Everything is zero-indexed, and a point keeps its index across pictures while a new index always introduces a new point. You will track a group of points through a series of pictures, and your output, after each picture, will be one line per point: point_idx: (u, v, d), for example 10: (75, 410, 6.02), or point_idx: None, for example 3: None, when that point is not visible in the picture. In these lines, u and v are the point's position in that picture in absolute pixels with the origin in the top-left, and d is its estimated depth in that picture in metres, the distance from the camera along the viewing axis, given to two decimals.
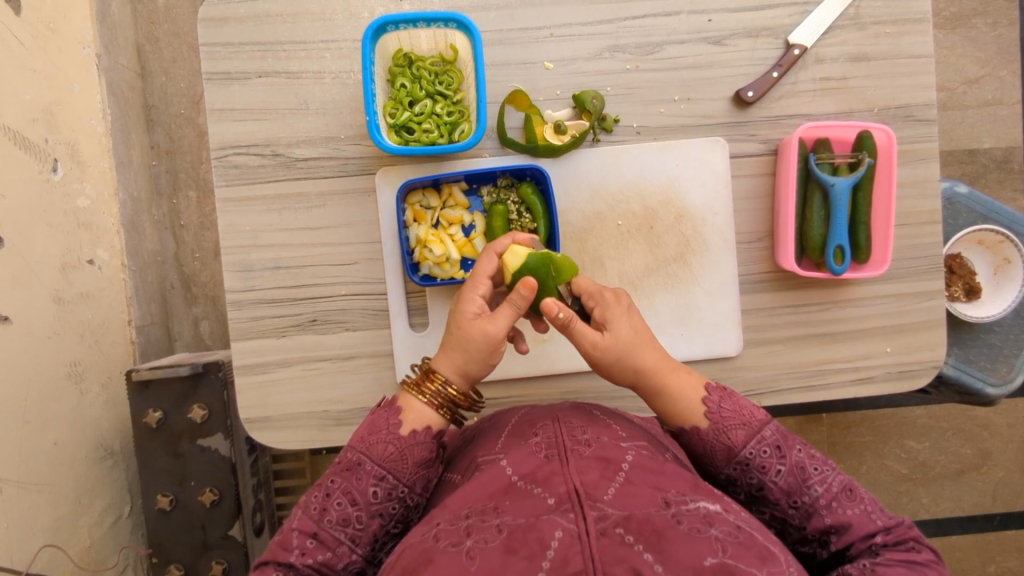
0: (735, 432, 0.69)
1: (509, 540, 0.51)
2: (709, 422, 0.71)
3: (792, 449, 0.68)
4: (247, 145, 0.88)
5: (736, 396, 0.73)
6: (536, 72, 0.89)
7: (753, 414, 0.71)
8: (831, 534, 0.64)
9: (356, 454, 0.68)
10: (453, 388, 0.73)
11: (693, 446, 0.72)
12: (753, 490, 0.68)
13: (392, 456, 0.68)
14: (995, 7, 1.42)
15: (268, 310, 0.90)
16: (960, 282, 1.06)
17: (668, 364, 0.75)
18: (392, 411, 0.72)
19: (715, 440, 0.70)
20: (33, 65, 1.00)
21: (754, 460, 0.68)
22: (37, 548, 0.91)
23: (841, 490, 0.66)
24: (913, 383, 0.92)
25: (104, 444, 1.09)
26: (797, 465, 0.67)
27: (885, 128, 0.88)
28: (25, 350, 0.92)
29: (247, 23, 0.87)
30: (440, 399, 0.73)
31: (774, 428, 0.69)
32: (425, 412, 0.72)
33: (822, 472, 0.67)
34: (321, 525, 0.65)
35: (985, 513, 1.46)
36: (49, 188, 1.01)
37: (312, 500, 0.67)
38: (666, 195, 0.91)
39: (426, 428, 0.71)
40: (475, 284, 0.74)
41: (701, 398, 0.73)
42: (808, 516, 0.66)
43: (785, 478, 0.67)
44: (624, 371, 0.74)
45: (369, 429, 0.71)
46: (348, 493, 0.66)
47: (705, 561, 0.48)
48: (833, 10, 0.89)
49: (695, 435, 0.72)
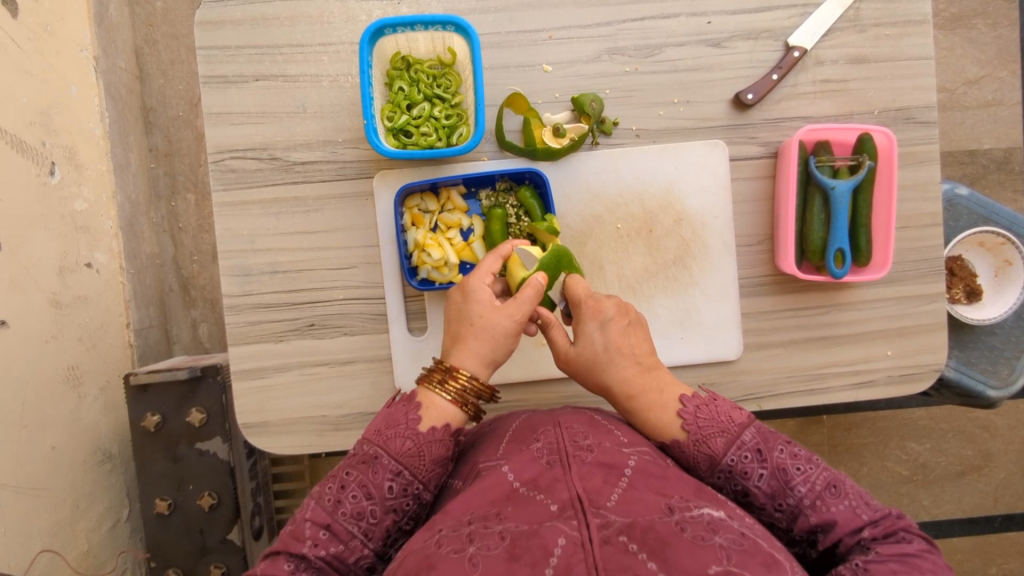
0: (713, 440, 0.69)
1: (512, 547, 0.50)
2: (687, 433, 0.71)
3: (772, 451, 0.67)
4: (244, 149, 0.88)
5: (712, 402, 0.72)
6: (535, 74, 0.89)
7: (730, 420, 0.70)
8: (818, 533, 0.64)
9: (374, 447, 0.68)
10: (477, 381, 0.71)
11: (678, 459, 0.72)
12: (739, 496, 0.68)
13: (410, 452, 0.67)
14: (995, 7, 1.42)
15: (266, 314, 0.89)
16: (961, 284, 1.06)
17: (640, 382, 0.74)
18: (412, 405, 0.71)
19: (696, 451, 0.70)
20: (31, 68, 1.00)
21: (736, 467, 0.67)
22: (35, 552, 0.90)
23: (825, 487, 0.65)
24: (914, 386, 0.92)
25: (102, 448, 1.08)
26: (778, 467, 0.67)
27: (886, 131, 0.87)
28: (22, 355, 0.92)
29: (243, 26, 0.87)
30: (463, 395, 0.71)
31: (753, 432, 0.69)
32: (447, 409, 0.71)
33: (805, 471, 0.66)
34: (335, 518, 0.64)
35: (986, 515, 1.46)
36: (47, 191, 1.01)
37: (326, 492, 0.66)
38: (665, 199, 0.91)
39: (445, 425, 0.70)
40: (485, 275, 0.76)
41: (677, 413, 0.72)
42: (794, 517, 0.65)
43: (767, 482, 0.66)
44: (592, 384, 0.76)
45: (387, 423, 0.70)
46: (364, 486, 0.66)
47: (709, 569, 0.47)
48: (833, 12, 0.89)
49: (676, 449, 0.71)
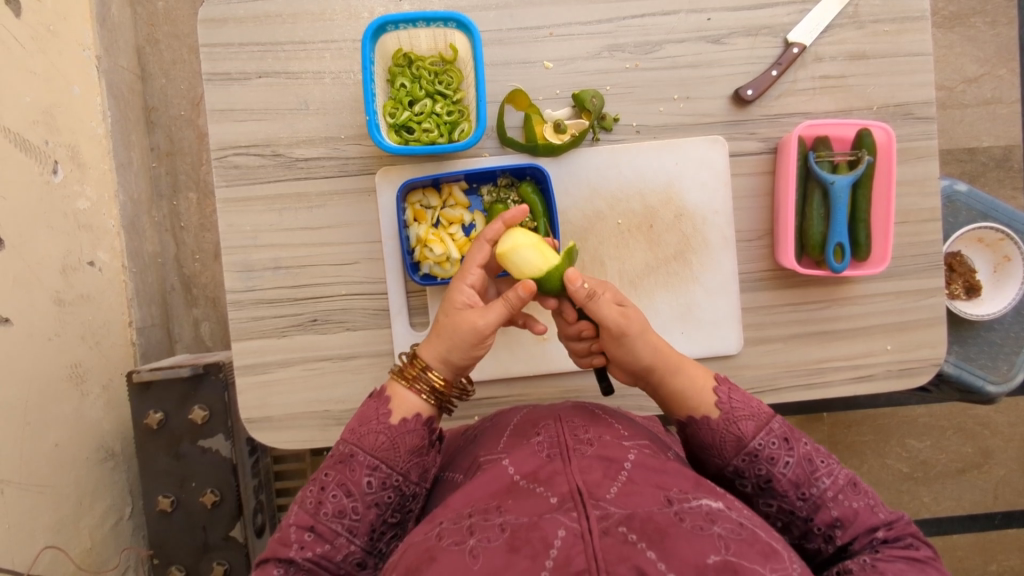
0: (744, 422, 0.68)
1: (512, 538, 0.51)
2: (720, 411, 0.70)
3: (799, 442, 0.67)
4: (246, 146, 0.88)
5: (744, 390, 0.72)
6: (536, 71, 0.90)
7: (760, 407, 0.70)
8: (836, 528, 0.64)
9: (348, 445, 0.68)
10: (435, 375, 0.72)
11: (701, 438, 0.70)
12: (760, 482, 0.66)
13: (383, 445, 0.67)
14: (994, 5, 1.43)
15: (268, 310, 0.90)
16: (960, 280, 1.06)
17: (676, 351, 0.75)
18: (382, 400, 0.71)
19: (724, 430, 0.69)
20: (34, 68, 1.01)
21: (764, 451, 0.66)
22: (39, 549, 0.91)
23: (846, 483, 0.65)
24: (913, 381, 0.93)
25: (105, 445, 1.09)
26: (805, 457, 0.66)
27: (885, 126, 0.88)
28: (26, 352, 0.92)
29: (246, 24, 0.87)
30: (423, 385, 0.71)
31: (782, 421, 0.68)
32: (411, 400, 0.71)
33: (829, 465, 0.66)
34: (317, 519, 0.65)
35: (986, 512, 1.46)
36: (50, 190, 1.01)
37: (307, 495, 0.66)
38: (666, 195, 0.92)
39: (415, 415, 0.70)
40: (465, 273, 0.74)
41: (712, 385, 0.72)
42: (815, 508, 0.65)
43: (793, 470, 0.66)
44: (645, 348, 0.73)
45: (360, 420, 0.70)
46: (343, 484, 0.66)
47: (708, 559, 0.48)
48: (832, 9, 0.89)
49: (705, 425, 0.70)
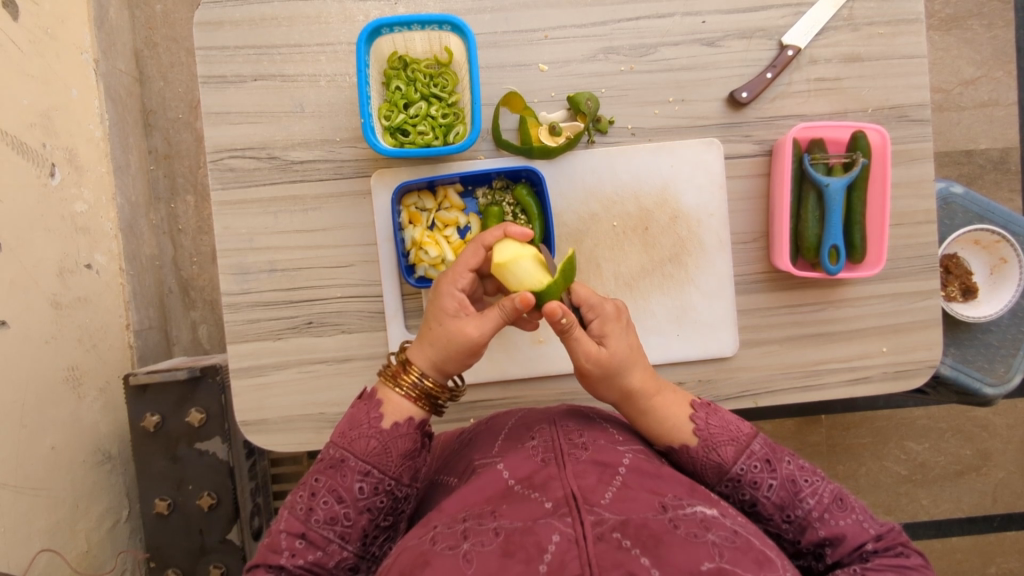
0: (724, 449, 0.68)
1: (506, 543, 0.50)
2: (699, 439, 0.69)
3: (781, 462, 0.66)
4: (242, 149, 0.89)
5: (722, 412, 0.71)
6: (531, 74, 0.90)
7: (740, 429, 0.69)
8: (826, 547, 0.63)
9: (339, 450, 0.67)
10: (429, 380, 0.71)
11: (684, 465, 0.70)
12: (745, 507, 0.66)
13: (374, 450, 0.67)
14: (990, 8, 1.43)
15: (264, 312, 0.90)
16: (957, 282, 1.06)
17: (656, 381, 0.73)
18: (373, 403, 0.71)
19: (705, 458, 0.68)
20: (32, 71, 1.01)
21: (745, 476, 0.66)
22: (34, 552, 0.90)
23: (832, 500, 0.65)
24: (909, 383, 0.93)
25: (102, 448, 1.09)
26: (788, 478, 0.65)
27: (879, 128, 0.88)
28: (23, 355, 0.92)
29: (241, 27, 0.87)
30: (417, 391, 0.71)
31: (762, 442, 0.68)
32: (403, 405, 0.70)
33: (813, 483, 0.65)
34: (309, 526, 0.64)
35: (985, 515, 1.46)
36: (47, 193, 1.02)
37: (298, 500, 0.66)
38: (661, 197, 0.92)
39: (409, 420, 0.70)
40: (455, 277, 0.73)
41: (689, 416, 0.71)
42: (802, 529, 0.64)
43: (776, 493, 0.65)
44: (612, 389, 0.72)
45: (350, 424, 0.69)
46: (335, 490, 0.66)
47: (702, 565, 0.48)
48: (825, 12, 0.89)
49: (685, 454, 0.69)
